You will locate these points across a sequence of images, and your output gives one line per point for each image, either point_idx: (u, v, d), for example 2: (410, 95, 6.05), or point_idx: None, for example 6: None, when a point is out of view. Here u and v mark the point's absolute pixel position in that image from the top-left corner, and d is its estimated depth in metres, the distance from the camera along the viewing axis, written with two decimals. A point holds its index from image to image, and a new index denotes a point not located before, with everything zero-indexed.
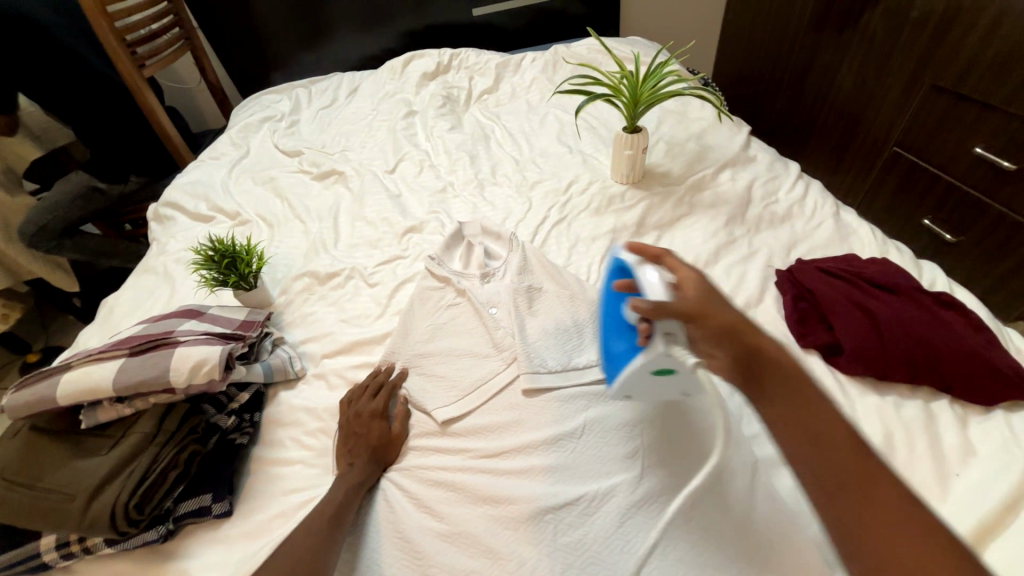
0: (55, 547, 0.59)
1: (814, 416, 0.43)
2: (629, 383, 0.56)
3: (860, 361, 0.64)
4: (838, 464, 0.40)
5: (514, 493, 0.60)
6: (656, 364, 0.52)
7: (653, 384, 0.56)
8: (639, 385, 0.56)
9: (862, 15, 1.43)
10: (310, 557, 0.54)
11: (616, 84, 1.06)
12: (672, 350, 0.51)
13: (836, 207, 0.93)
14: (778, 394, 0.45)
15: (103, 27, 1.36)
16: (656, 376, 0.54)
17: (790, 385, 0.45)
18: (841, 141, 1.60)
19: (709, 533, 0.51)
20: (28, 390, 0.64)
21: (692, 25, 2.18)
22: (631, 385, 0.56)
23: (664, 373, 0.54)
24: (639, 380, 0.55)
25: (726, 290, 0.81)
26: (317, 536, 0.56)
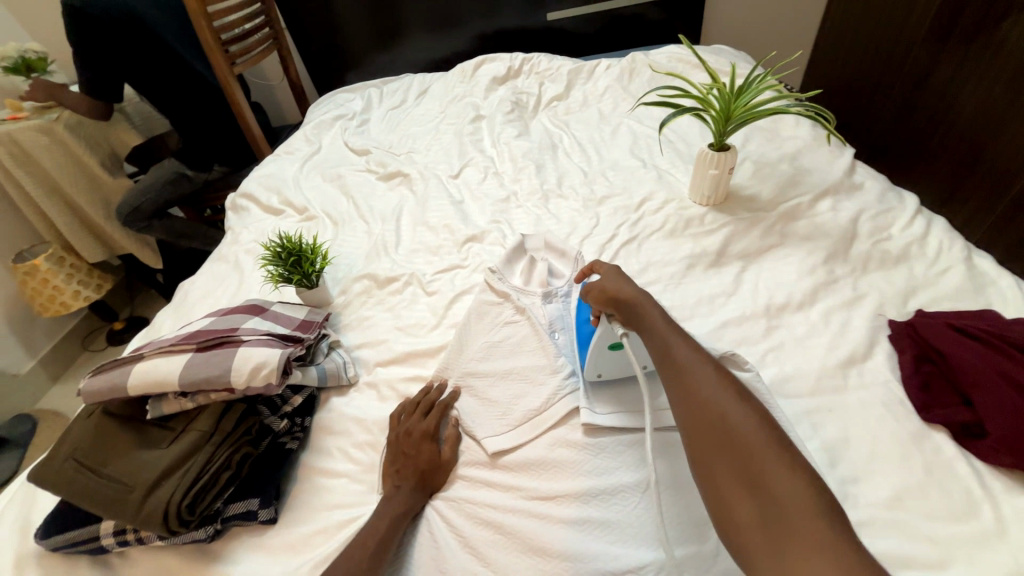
0: (113, 533, 0.60)
1: (659, 324, 0.59)
2: (593, 361, 0.67)
3: (1009, 450, 0.52)
4: (709, 417, 0.48)
5: (566, 547, 0.55)
6: (607, 338, 0.65)
7: (614, 359, 0.67)
8: (604, 364, 0.68)
9: (999, 25, 1.24)
10: None
11: (705, 96, 0.97)
12: (613, 324, 0.65)
13: (967, 250, 0.79)
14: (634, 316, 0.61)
15: (202, 26, 1.45)
16: (611, 350, 0.66)
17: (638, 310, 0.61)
18: (957, 169, 1.40)
19: None
20: (105, 375, 0.66)
21: (783, 32, 2.01)
22: (595, 362, 0.68)
23: (617, 346, 0.66)
24: (600, 357, 0.67)
25: (826, 340, 0.70)
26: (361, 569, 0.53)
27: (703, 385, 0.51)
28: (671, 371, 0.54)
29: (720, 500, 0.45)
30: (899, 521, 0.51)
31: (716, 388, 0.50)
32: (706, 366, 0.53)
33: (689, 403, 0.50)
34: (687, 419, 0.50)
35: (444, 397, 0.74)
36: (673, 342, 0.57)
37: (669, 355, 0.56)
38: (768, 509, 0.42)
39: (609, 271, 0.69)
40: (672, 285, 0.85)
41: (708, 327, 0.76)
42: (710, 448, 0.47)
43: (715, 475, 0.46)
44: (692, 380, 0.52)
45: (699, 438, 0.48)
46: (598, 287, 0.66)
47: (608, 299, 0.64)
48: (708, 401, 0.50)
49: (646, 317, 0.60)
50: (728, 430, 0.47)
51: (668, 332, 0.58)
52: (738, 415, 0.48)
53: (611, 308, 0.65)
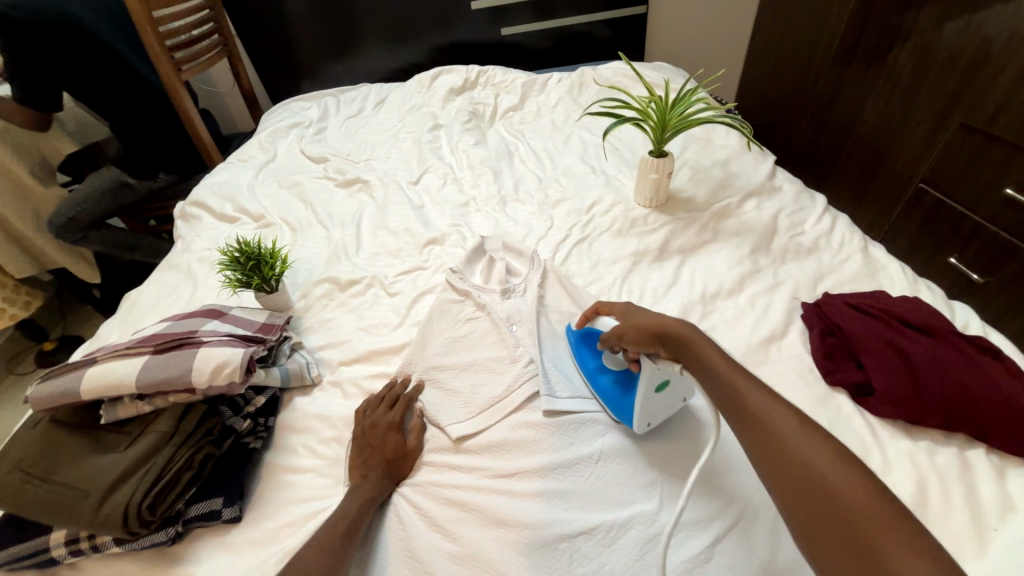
0: (65, 543, 0.59)
1: (726, 373, 0.55)
2: (644, 409, 0.63)
3: (892, 403, 0.62)
4: (805, 482, 0.45)
5: (527, 517, 0.59)
6: (656, 379, 0.62)
7: (662, 401, 0.63)
8: (653, 409, 0.63)
9: (890, 51, 1.44)
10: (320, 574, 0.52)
11: (644, 108, 1.07)
12: (660, 362, 0.62)
13: (864, 241, 0.92)
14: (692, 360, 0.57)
15: (147, 32, 1.41)
16: (658, 392, 0.62)
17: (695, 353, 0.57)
18: (864, 175, 1.59)
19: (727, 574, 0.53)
20: (52, 382, 0.64)
21: (717, 52, 2.20)
22: (647, 411, 0.63)
23: (664, 387, 0.62)
24: (650, 403, 0.62)
25: (750, 321, 0.80)
26: (330, 552, 0.55)
27: (790, 441, 0.47)
28: (754, 427, 0.50)
29: None
30: None
31: (808, 448, 0.46)
32: (787, 417, 0.50)
33: (778, 464, 0.47)
34: (779, 482, 0.46)
35: (408, 390, 0.77)
36: (746, 388, 0.53)
37: (744, 405, 0.52)
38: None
39: (628, 309, 0.70)
40: (619, 279, 0.93)
41: None
42: (812, 518, 0.43)
43: (818, 541, 0.42)
44: (780, 438, 0.48)
45: (798, 507, 0.44)
46: (631, 325, 0.65)
47: (654, 336, 0.61)
48: (799, 461, 0.46)
49: (701, 357, 0.57)
50: (828, 496, 0.43)
51: (741, 379, 0.54)
52: (836, 477, 0.44)
53: (656, 346, 0.62)
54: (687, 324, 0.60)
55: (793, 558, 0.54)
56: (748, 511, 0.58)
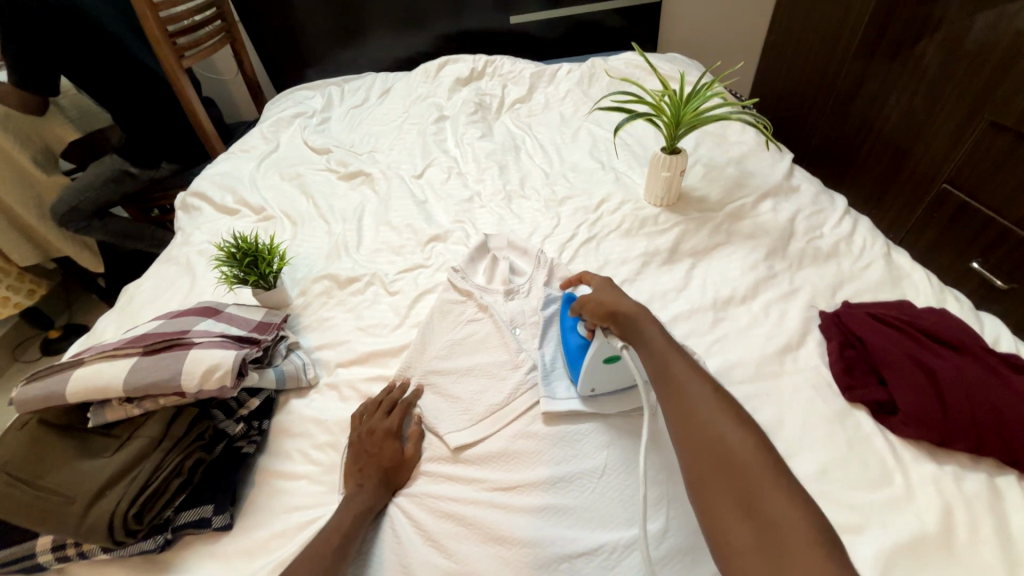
0: (52, 549, 0.57)
1: (656, 345, 0.58)
2: (589, 374, 0.66)
3: (917, 424, 0.58)
4: (705, 441, 0.47)
5: (525, 534, 0.57)
6: (604, 351, 0.65)
7: (609, 372, 0.66)
8: (599, 376, 0.67)
9: (917, 43, 1.37)
10: None
11: (658, 102, 1.02)
12: (610, 337, 0.64)
13: (886, 247, 0.88)
14: (630, 332, 0.61)
15: (147, 16, 1.38)
16: (605, 363, 0.66)
17: (633, 326, 0.61)
18: (885, 173, 1.53)
19: None
20: (41, 383, 0.62)
21: (732, 43, 2.12)
22: (590, 377, 0.67)
23: (613, 360, 0.65)
24: (596, 370, 0.66)
25: (765, 330, 0.76)
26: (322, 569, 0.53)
27: (697, 404, 0.50)
28: (669, 391, 0.53)
29: (717, 527, 0.43)
30: (826, 491, 0.56)
31: (712, 411, 0.49)
32: (702, 386, 0.52)
33: (684, 424, 0.49)
34: (681, 441, 0.49)
35: (406, 395, 0.74)
36: (670, 357, 0.56)
37: (665, 374, 0.55)
38: (762, 535, 0.40)
39: (602, 279, 0.71)
40: (627, 282, 0.89)
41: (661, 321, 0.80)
42: (705, 473, 0.45)
43: (706, 490, 0.45)
44: (690, 401, 0.51)
45: (695, 464, 0.47)
46: (591, 296, 0.67)
47: (606, 312, 0.64)
48: (702, 421, 0.49)
49: (642, 330, 0.60)
50: (722, 453, 0.46)
51: (667, 350, 0.57)
52: (729, 432, 0.47)
53: (609, 321, 0.64)
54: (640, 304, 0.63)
55: None
56: None
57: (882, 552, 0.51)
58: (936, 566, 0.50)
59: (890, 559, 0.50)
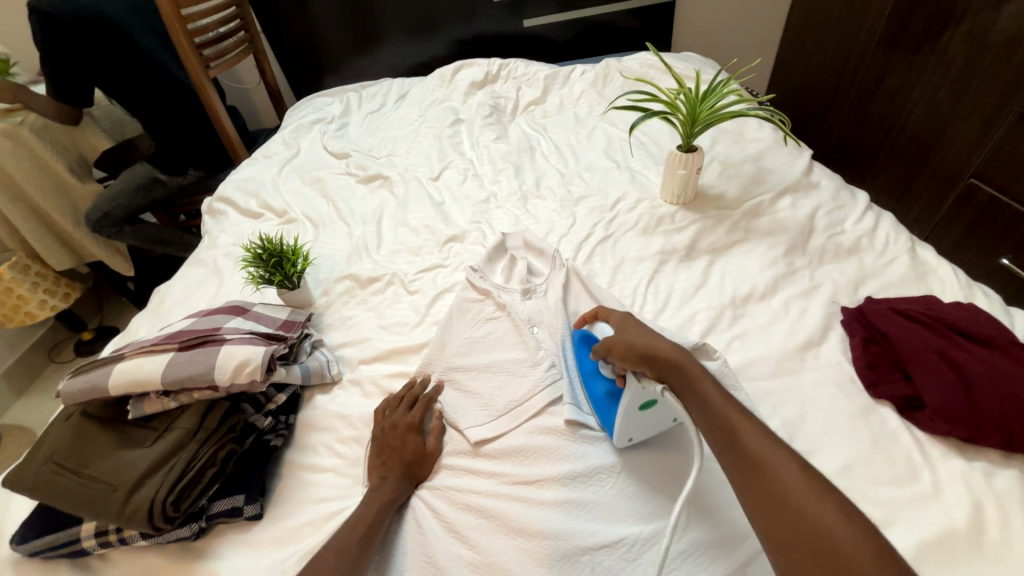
0: (95, 534, 0.60)
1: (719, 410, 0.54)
2: (625, 423, 0.61)
3: (944, 419, 0.57)
4: (800, 528, 0.43)
5: (548, 527, 0.57)
6: (639, 399, 0.59)
7: (646, 419, 0.61)
8: (636, 426, 0.61)
9: (940, 36, 1.34)
10: None
11: (673, 100, 1.02)
12: (644, 382, 0.60)
13: (911, 242, 0.86)
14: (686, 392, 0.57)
15: (176, 29, 1.43)
16: (642, 412, 0.60)
17: (688, 385, 0.57)
18: (909, 168, 1.50)
19: None
20: (84, 376, 0.66)
21: (748, 41, 2.11)
22: (627, 428, 0.61)
23: (649, 406, 0.60)
24: (631, 419, 0.61)
25: (785, 326, 0.76)
26: (349, 556, 0.54)
27: (785, 483, 0.46)
28: (748, 471, 0.49)
29: None
30: (849, 487, 0.56)
31: (805, 493, 0.45)
32: (788, 461, 0.48)
33: (772, 507, 0.46)
34: (769, 527, 0.45)
35: (427, 391, 0.76)
36: (740, 425, 0.52)
37: (739, 444, 0.51)
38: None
39: (627, 320, 0.68)
40: (645, 280, 0.90)
41: (679, 319, 0.80)
42: (804, 567, 0.42)
43: None
44: (774, 482, 0.47)
45: (790, 555, 0.43)
46: (620, 340, 0.63)
47: (640, 356, 0.60)
48: (793, 505, 0.45)
49: (700, 391, 0.56)
50: (823, 543, 0.42)
51: (739, 416, 0.53)
52: (828, 522, 0.43)
53: (643, 365, 0.60)
54: (686, 354, 0.59)
55: None
56: None
57: (907, 548, 0.50)
58: (966, 562, 0.49)
59: (916, 556, 0.49)
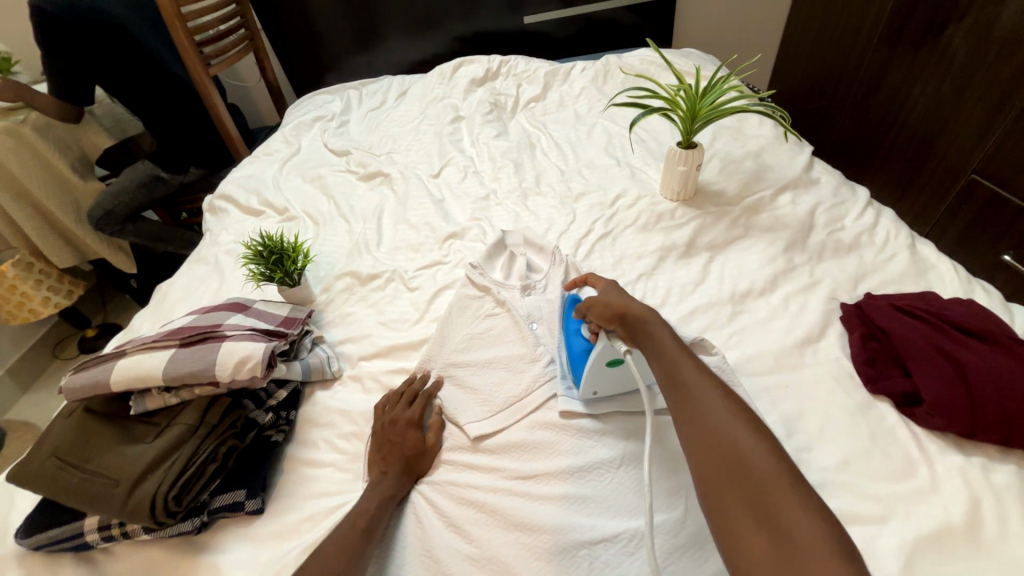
0: (98, 528, 0.61)
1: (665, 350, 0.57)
2: (591, 377, 0.66)
3: (943, 416, 0.57)
4: (717, 447, 0.47)
5: (545, 521, 0.58)
6: (608, 354, 0.65)
7: (612, 375, 0.66)
8: (601, 380, 0.66)
9: (943, 31, 1.34)
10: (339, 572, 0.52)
11: (673, 96, 1.01)
12: (612, 339, 0.64)
13: (911, 238, 0.86)
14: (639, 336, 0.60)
15: (176, 27, 1.44)
16: (608, 367, 0.65)
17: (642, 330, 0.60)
18: (910, 164, 1.50)
19: None
20: (87, 372, 0.66)
21: (749, 36, 2.10)
22: (592, 380, 0.66)
23: (615, 363, 0.65)
24: (598, 373, 0.65)
25: (784, 322, 0.76)
26: (350, 549, 0.55)
27: (710, 411, 0.49)
28: (681, 400, 0.52)
29: (731, 539, 0.42)
30: (847, 482, 0.56)
31: (727, 419, 0.48)
32: (717, 394, 0.51)
33: (696, 430, 0.49)
34: (692, 447, 0.48)
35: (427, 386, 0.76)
36: (682, 362, 0.55)
37: (677, 380, 0.54)
38: (776, 544, 0.39)
39: (609, 284, 0.71)
40: (644, 277, 0.90)
41: (677, 315, 0.81)
42: (715, 480, 0.45)
43: (720, 500, 0.44)
44: (703, 409, 0.50)
45: (704, 467, 0.46)
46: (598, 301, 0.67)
47: (614, 315, 0.63)
48: (713, 427, 0.48)
49: (655, 339, 0.59)
50: (735, 460, 0.45)
51: (680, 355, 0.56)
52: (745, 442, 0.46)
53: (614, 324, 0.64)
54: (649, 309, 0.62)
55: None
56: None
57: (904, 543, 0.50)
58: (963, 557, 0.49)
59: (913, 551, 0.50)
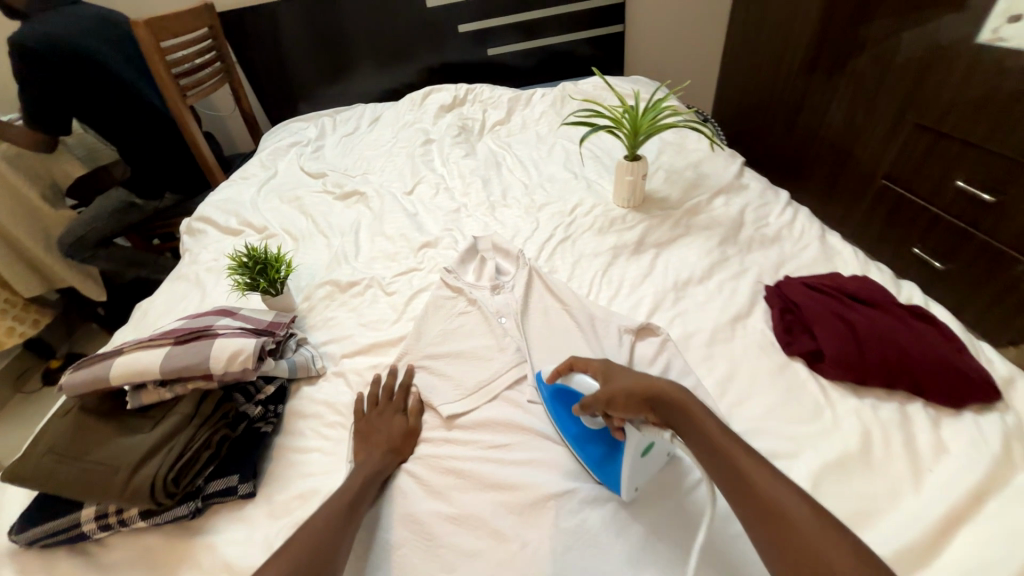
0: (95, 518, 0.64)
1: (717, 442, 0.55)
2: (631, 475, 0.60)
3: (840, 366, 0.69)
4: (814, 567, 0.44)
5: (517, 480, 0.65)
6: (642, 445, 0.59)
7: (647, 463, 0.61)
8: (639, 473, 0.60)
9: (851, 58, 1.55)
10: (330, 530, 0.58)
11: (618, 116, 1.15)
12: (644, 428, 0.60)
13: (822, 230, 1.00)
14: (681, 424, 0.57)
15: (155, 61, 1.51)
16: (644, 457, 0.60)
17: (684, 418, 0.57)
18: (834, 173, 1.70)
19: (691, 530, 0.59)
20: (84, 371, 0.71)
21: (692, 65, 2.33)
22: (633, 478, 0.60)
23: (649, 450, 0.60)
24: (636, 468, 0.60)
25: (718, 303, 0.87)
26: (343, 510, 0.61)
27: (795, 523, 0.47)
28: (751, 503, 0.50)
29: None
30: (767, 427, 0.66)
31: (814, 529, 0.46)
32: (792, 495, 0.49)
33: (785, 546, 0.46)
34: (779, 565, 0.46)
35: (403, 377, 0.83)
36: (738, 455, 0.53)
37: (745, 485, 0.51)
38: None
39: (608, 367, 0.67)
40: (599, 273, 1.01)
41: (628, 303, 0.91)
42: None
43: None
44: (777, 513, 0.48)
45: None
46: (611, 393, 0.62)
47: (642, 402, 0.59)
48: (799, 538, 0.46)
49: (702, 429, 0.56)
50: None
51: (740, 454, 0.53)
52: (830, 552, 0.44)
53: (643, 411, 0.60)
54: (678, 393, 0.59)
55: None
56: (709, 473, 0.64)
57: (811, 470, 0.60)
58: (857, 476, 0.59)
59: (819, 475, 0.59)
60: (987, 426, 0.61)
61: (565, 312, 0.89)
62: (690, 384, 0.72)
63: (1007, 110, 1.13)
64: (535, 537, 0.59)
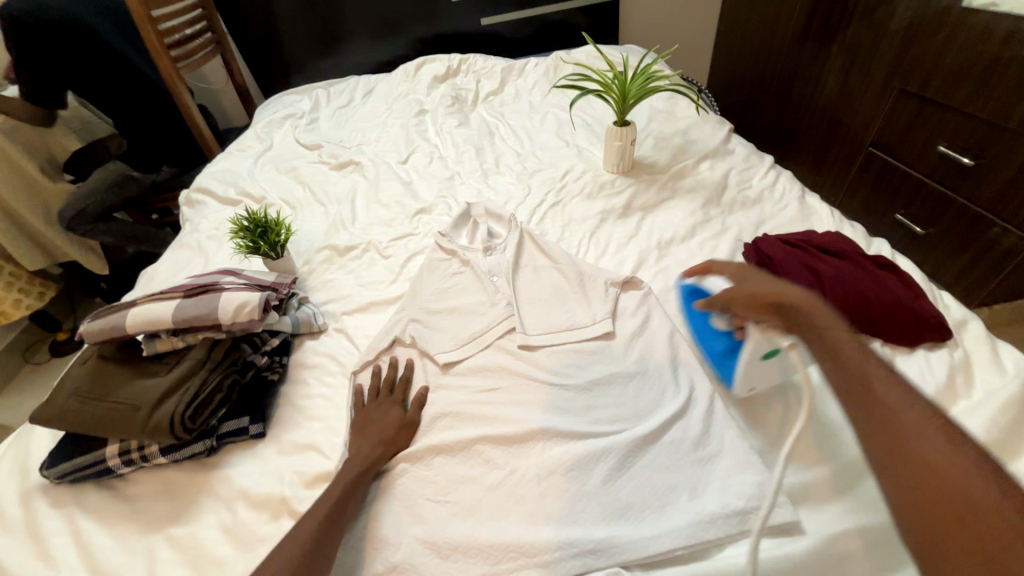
0: (119, 453, 0.70)
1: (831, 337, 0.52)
2: (747, 374, 0.65)
3: None
4: (917, 469, 0.42)
5: (506, 417, 0.70)
6: (762, 349, 0.62)
7: (766, 368, 0.64)
8: (756, 374, 0.65)
9: (841, 26, 1.56)
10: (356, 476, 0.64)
11: (607, 82, 1.17)
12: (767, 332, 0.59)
13: (802, 192, 1.04)
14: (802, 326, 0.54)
15: (148, 31, 1.51)
16: (763, 361, 0.63)
17: (807, 322, 0.54)
18: (823, 143, 1.73)
19: (668, 459, 0.62)
20: (101, 320, 0.75)
21: (687, 35, 2.31)
22: (748, 376, 0.66)
23: (770, 355, 0.62)
24: (753, 369, 0.64)
25: (699, 260, 0.92)
26: (365, 454, 0.67)
27: (910, 429, 0.44)
28: (857, 391, 0.48)
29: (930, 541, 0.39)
30: None
31: (928, 429, 0.44)
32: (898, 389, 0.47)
33: (882, 428, 0.45)
34: (880, 446, 0.44)
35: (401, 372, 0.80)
36: (853, 353, 0.50)
37: (864, 389, 0.47)
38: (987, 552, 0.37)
39: (740, 271, 0.67)
40: (588, 234, 1.05)
41: (614, 261, 0.96)
42: (919, 510, 0.40)
43: (910, 498, 0.41)
44: (886, 402, 0.46)
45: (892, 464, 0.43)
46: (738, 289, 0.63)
47: (767, 305, 0.57)
48: (905, 429, 0.44)
49: (823, 335, 0.52)
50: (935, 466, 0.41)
51: (864, 359, 0.49)
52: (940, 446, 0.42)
53: (768, 315, 0.58)
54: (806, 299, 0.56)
55: (729, 441, 0.63)
56: (686, 409, 0.67)
57: None
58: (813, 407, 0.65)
59: None
60: (935, 363, 0.67)
61: (554, 270, 0.94)
62: (667, 333, 0.77)
63: (987, 74, 1.15)
64: (522, 465, 0.64)
